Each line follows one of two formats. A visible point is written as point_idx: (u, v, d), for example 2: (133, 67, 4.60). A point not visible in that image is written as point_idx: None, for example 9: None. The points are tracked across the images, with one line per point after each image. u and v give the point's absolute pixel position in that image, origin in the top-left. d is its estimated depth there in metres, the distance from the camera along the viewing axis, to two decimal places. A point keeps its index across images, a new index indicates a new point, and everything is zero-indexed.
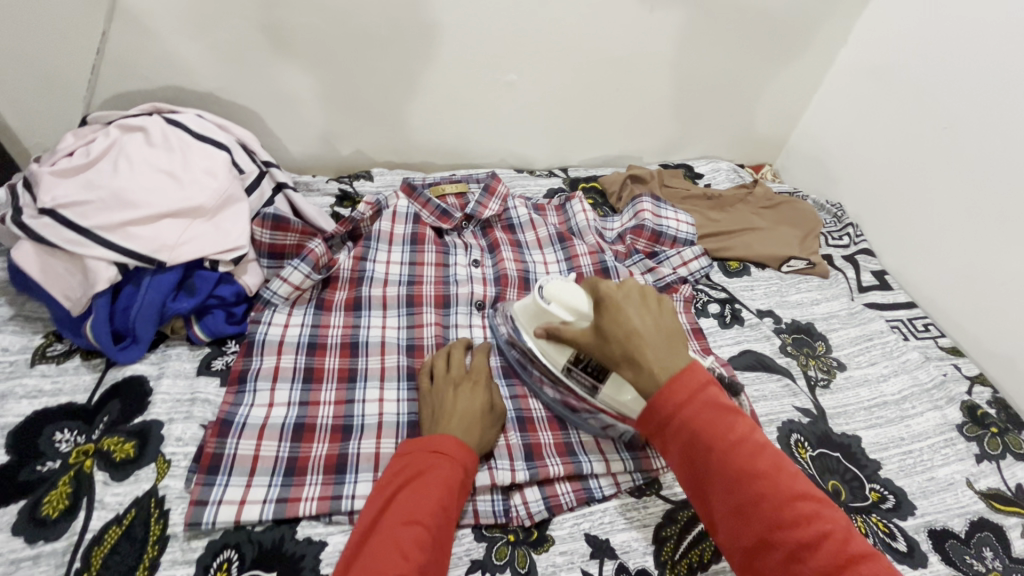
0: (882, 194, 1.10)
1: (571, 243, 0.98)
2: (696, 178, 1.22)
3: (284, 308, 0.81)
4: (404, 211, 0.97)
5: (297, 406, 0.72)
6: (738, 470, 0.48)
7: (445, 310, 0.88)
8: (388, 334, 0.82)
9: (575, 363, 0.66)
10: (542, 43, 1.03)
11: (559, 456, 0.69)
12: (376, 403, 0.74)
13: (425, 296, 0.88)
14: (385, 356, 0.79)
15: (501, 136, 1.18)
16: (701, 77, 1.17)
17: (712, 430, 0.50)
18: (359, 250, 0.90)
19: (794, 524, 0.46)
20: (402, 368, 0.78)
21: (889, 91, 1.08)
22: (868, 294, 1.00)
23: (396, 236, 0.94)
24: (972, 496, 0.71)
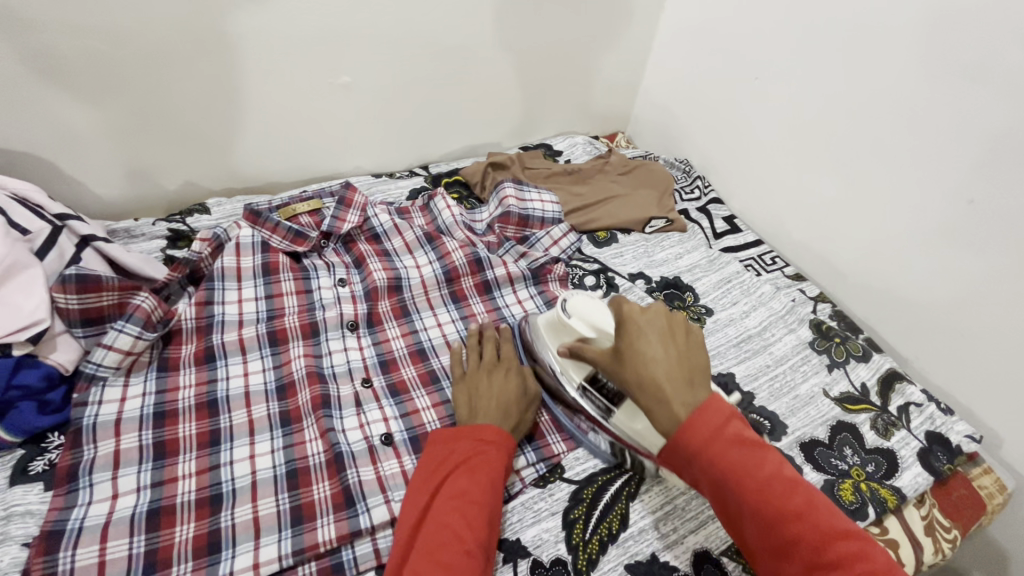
0: (720, 144, 1.20)
1: (440, 241, 0.94)
2: (556, 156, 1.24)
3: (118, 380, 0.70)
4: (250, 240, 0.87)
5: (149, 490, 0.62)
6: (764, 500, 0.51)
7: (315, 339, 0.80)
8: (251, 381, 0.74)
9: (592, 385, 0.67)
10: (370, 40, 0.98)
11: None
12: (247, 461, 0.66)
13: (289, 328, 0.80)
14: (251, 407, 0.71)
15: (350, 142, 1.11)
16: (541, 57, 1.18)
17: (740, 471, 0.51)
18: (202, 294, 0.80)
19: (837, 563, 0.48)
20: (274, 415, 0.71)
21: (707, 50, 1.17)
22: (722, 239, 1.08)
23: (245, 270, 0.85)
24: (830, 404, 0.80)
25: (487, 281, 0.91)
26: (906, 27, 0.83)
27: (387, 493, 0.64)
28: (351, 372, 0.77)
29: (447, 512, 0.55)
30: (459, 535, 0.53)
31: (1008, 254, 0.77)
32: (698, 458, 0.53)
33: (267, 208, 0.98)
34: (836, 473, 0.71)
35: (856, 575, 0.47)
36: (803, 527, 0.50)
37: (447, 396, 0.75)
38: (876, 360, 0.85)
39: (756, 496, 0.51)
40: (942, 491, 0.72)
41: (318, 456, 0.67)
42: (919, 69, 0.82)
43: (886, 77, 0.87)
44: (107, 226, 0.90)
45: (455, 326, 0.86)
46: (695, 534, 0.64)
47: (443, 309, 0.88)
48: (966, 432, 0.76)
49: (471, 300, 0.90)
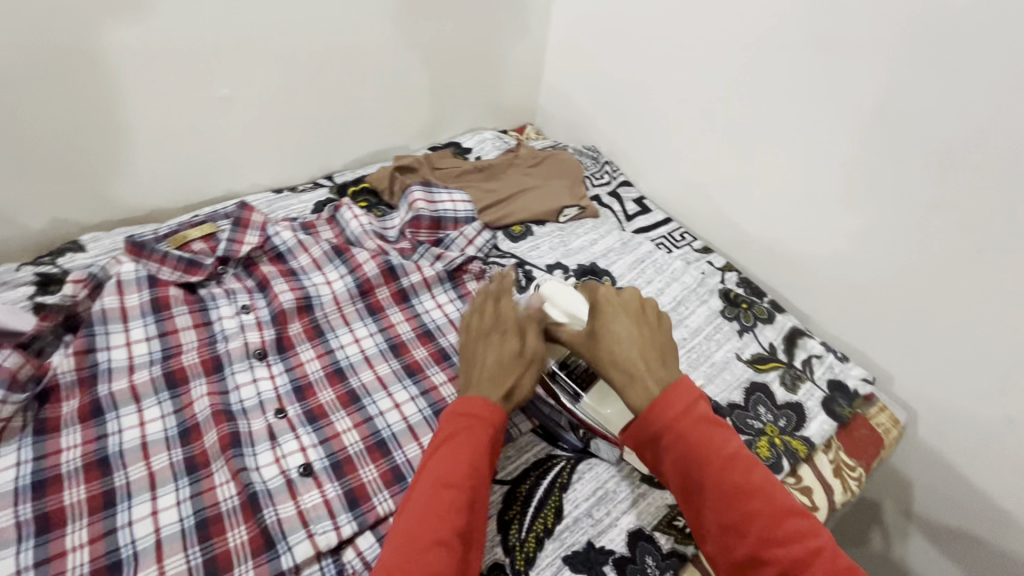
0: (624, 129, 1.22)
1: (349, 254, 0.90)
2: (466, 153, 1.22)
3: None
4: (133, 276, 0.80)
5: (33, 570, 0.55)
6: (726, 471, 0.52)
7: (219, 375, 0.75)
8: (149, 431, 0.67)
9: (563, 367, 0.71)
10: (247, 49, 0.91)
11: (387, 489, 0.65)
12: (149, 519, 0.60)
13: (188, 367, 0.74)
14: (151, 459, 0.65)
15: (242, 158, 1.04)
16: (439, 55, 1.15)
17: (704, 445, 0.53)
18: (81, 342, 0.72)
19: (787, 541, 0.48)
20: (176, 464, 0.65)
21: (600, 37, 1.19)
22: (634, 221, 1.11)
23: (131, 309, 0.77)
24: (743, 367, 0.84)
25: (404, 289, 0.88)
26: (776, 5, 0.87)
27: (310, 527, 0.61)
28: (263, 405, 0.72)
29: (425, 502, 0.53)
30: (440, 522, 0.51)
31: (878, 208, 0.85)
32: (667, 443, 0.55)
33: (154, 238, 0.90)
34: (753, 433, 0.75)
35: (804, 550, 0.48)
36: (776, 540, 0.48)
37: (369, 414, 0.72)
38: (780, 321, 0.90)
39: (728, 500, 0.51)
40: (847, 433, 0.78)
41: (231, 501, 0.62)
42: (791, 45, 0.87)
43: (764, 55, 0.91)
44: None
45: (373, 340, 0.82)
46: (628, 513, 0.65)
47: (359, 324, 0.84)
48: (861, 376, 0.83)
49: (388, 311, 0.86)
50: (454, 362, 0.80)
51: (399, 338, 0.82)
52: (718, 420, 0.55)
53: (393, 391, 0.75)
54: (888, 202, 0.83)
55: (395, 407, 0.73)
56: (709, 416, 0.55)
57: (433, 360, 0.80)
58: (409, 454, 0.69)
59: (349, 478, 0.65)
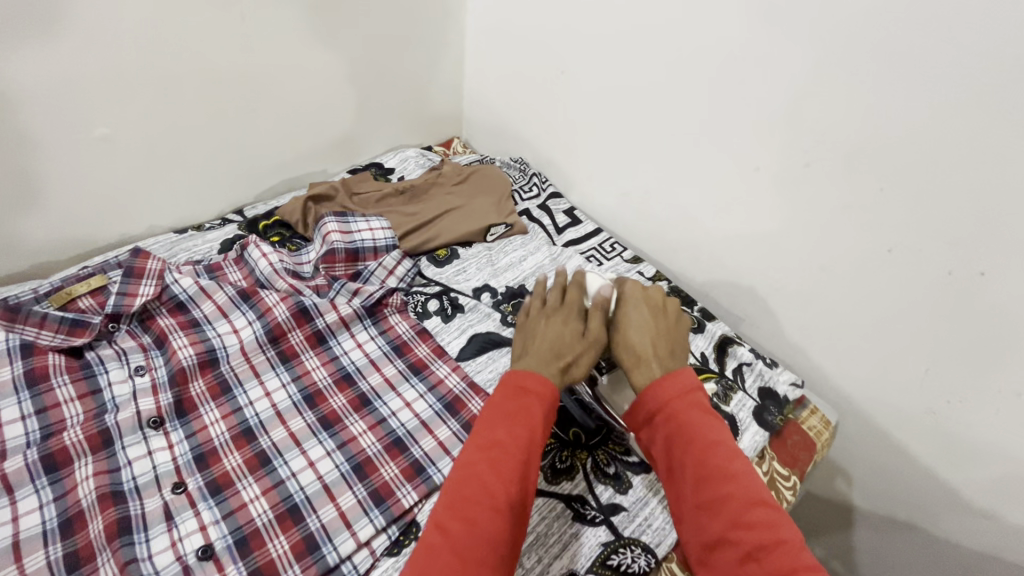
0: (546, 140, 1.19)
1: (257, 297, 0.83)
2: (387, 174, 1.17)
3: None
4: (3, 347, 0.71)
5: None
6: (710, 453, 0.50)
7: (108, 451, 0.67)
8: (22, 527, 0.59)
9: None
10: (116, 85, 0.83)
11: (298, 562, 0.60)
12: None
13: (69, 446, 0.66)
14: (22, 561, 0.57)
15: (133, 201, 0.95)
16: (348, 74, 1.09)
17: (695, 427, 0.53)
18: None
19: (755, 526, 0.46)
20: (54, 562, 0.58)
21: (512, 47, 1.15)
22: (564, 233, 1.09)
23: (0, 386, 0.69)
24: None
25: (319, 330, 0.83)
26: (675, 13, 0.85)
27: None
28: (159, 480, 0.66)
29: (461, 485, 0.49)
30: (487, 489, 0.48)
31: (787, 218, 0.81)
32: (659, 420, 0.54)
33: (33, 299, 0.81)
34: None
35: (769, 537, 0.45)
36: (745, 524, 0.46)
37: (280, 477, 0.67)
38: (710, 329, 0.89)
39: (704, 479, 0.49)
40: (780, 441, 0.78)
41: None
42: None
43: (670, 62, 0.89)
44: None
45: (286, 391, 0.76)
46: (560, 558, 0.62)
47: (270, 375, 0.78)
48: (789, 380, 0.83)
49: (303, 356, 0.81)
50: (375, 407, 0.76)
51: (314, 387, 0.77)
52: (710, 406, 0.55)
53: (307, 447, 0.70)
54: (797, 212, 0.80)
55: (309, 465, 0.68)
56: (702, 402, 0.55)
57: (351, 407, 0.75)
58: (325, 518, 0.64)
59: (255, 553, 0.60)
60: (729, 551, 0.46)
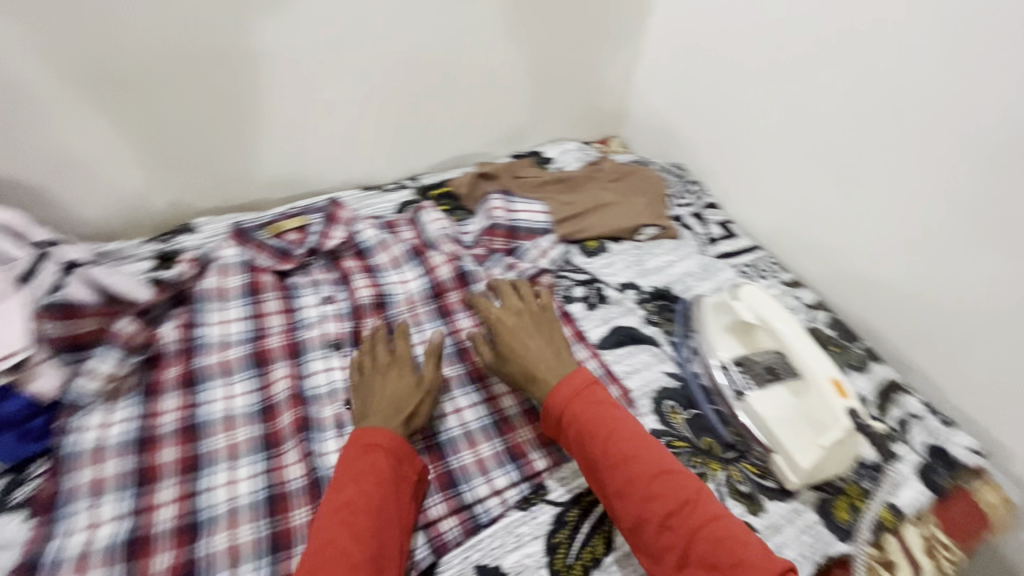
0: (717, 149, 1.17)
1: (426, 256, 0.93)
2: (547, 164, 1.21)
3: (95, 419, 0.69)
4: (234, 260, 0.86)
5: (128, 518, 0.63)
6: (612, 443, 0.59)
7: (299, 360, 0.80)
8: (235, 404, 0.74)
9: (735, 366, 0.75)
10: (352, 56, 0.96)
11: (441, 492, 0.66)
12: (226, 487, 0.67)
13: (274, 349, 0.80)
14: (234, 430, 0.71)
15: (337, 157, 1.09)
16: (534, 65, 1.16)
17: (593, 424, 0.61)
18: (187, 317, 0.80)
19: (662, 497, 0.56)
20: (254, 438, 0.71)
21: (701, 53, 1.15)
22: (718, 245, 1.06)
23: (230, 290, 0.85)
24: None
25: (473, 294, 0.89)
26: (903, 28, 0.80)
27: None
28: (332, 394, 0.76)
29: (347, 519, 0.54)
30: (355, 500, 0.56)
31: (1015, 260, 0.75)
32: (564, 424, 0.63)
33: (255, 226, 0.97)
34: (832, 491, 0.69)
35: (678, 502, 0.55)
36: (652, 495, 0.56)
37: None
38: (874, 371, 0.82)
39: (614, 464, 0.59)
40: (943, 507, 0.70)
41: (297, 481, 0.68)
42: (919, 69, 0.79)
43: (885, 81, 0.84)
44: (19, 273, 0.73)
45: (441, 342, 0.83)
46: None
47: (428, 324, 0.86)
48: (969, 445, 0.74)
49: (456, 315, 0.87)
50: None
51: (465, 344, 0.83)
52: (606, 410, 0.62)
53: (456, 395, 0.76)
54: None
55: (457, 410, 0.74)
56: (599, 405, 0.63)
57: None
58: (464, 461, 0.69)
59: None
60: (649, 526, 0.55)
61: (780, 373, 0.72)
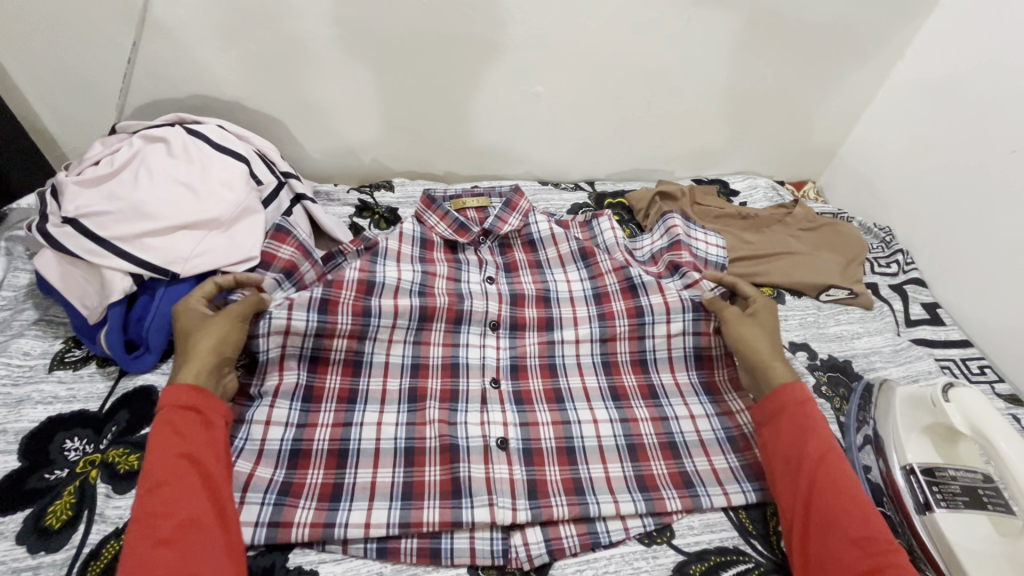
0: (942, 219, 1.02)
1: (594, 259, 0.90)
2: (731, 195, 1.15)
3: (282, 311, 0.70)
4: (411, 233, 0.89)
5: (294, 428, 0.69)
6: (830, 457, 0.61)
7: (456, 326, 0.80)
8: (393, 352, 0.76)
9: (923, 472, 0.64)
10: (572, 55, 1.00)
11: (566, 495, 0.66)
12: (373, 427, 0.70)
13: (438, 308, 0.79)
14: (387, 378, 0.75)
15: (527, 148, 1.14)
16: (746, 91, 1.11)
17: (812, 429, 0.63)
18: (365, 262, 0.80)
19: (859, 523, 0.56)
20: (403, 390, 0.74)
21: (948, 108, 1.01)
22: (916, 329, 0.92)
23: (404, 254, 0.85)
24: None
25: (640, 306, 0.82)
26: None
27: (492, 497, 0.65)
28: (483, 368, 0.78)
29: (162, 491, 0.54)
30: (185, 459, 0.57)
31: None
32: (780, 417, 0.65)
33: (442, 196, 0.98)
34: None
35: (877, 537, 0.55)
36: (854, 518, 0.56)
37: (568, 418, 0.74)
38: None
39: (829, 474, 0.60)
40: None
41: (433, 440, 0.69)
42: None
43: None
44: (264, 197, 0.84)
45: (589, 349, 0.82)
46: None
47: (585, 326, 0.82)
48: None
49: (617, 322, 0.82)
50: (661, 403, 0.77)
51: (613, 358, 0.81)
52: (813, 427, 0.63)
53: (595, 406, 0.76)
54: None
55: (594, 421, 0.74)
56: (812, 427, 0.63)
57: (640, 392, 0.78)
58: (593, 474, 0.69)
59: (535, 468, 0.69)
60: (838, 535, 0.56)
61: (984, 501, 0.62)
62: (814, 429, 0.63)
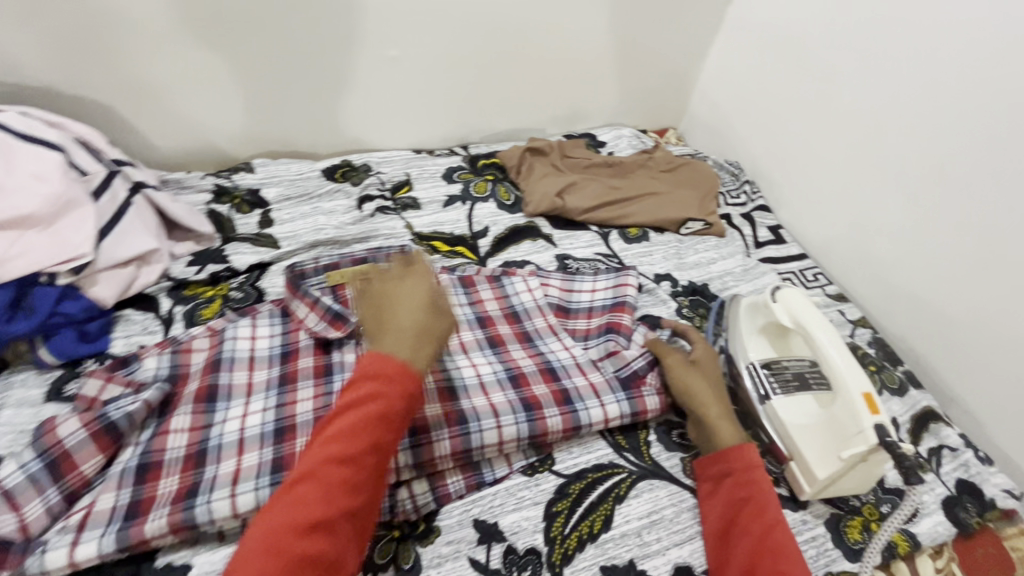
0: (776, 149, 1.14)
1: (474, 287, 0.86)
2: (599, 146, 1.20)
3: (66, 537, 0.56)
4: (268, 352, 0.75)
5: (144, 445, 0.63)
6: (771, 530, 0.56)
7: (327, 379, 0.73)
8: (248, 426, 0.67)
9: (763, 367, 0.72)
10: (422, 14, 0.98)
11: (448, 427, 0.65)
12: (238, 419, 0.67)
13: (302, 369, 0.74)
14: (253, 372, 0.73)
15: (395, 116, 1.12)
16: (599, 42, 1.16)
17: (758, 499, 0.59)
18: (198, 417, 0.66)
19: None
20: (273, 378, 0.73)
21: (772, 47, 1.12)
22: (764, 249, 1.03)
23: (260, 342, 0.76)
24: (933, 481, 0.69)
25: (566, 391, 0.71)
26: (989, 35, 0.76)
27: None
28: (358, 345, 0.78)
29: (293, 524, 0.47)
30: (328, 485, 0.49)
31: None
32: (726, 481, 0.62)
33: (313, 269, 0.84)
34: (846, 508, 0.66)
35: None
36: None
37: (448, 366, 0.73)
38: (913, 396, 0.78)
39: (765, 547, 0.55)
40: (966, 545, 0.65)
41: (307, 415, 0.68)
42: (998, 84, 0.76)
43: (952, 95, 0.82)
44: (93, 187, 0.76)
45: (460, 308, 0.82)
46: (680, 547, 0.61)
47: (478, 352, 0.76)
48: (1004, 487, 0.69)
49: (545, 411, 0.68)
50: (536, 344, 0.79)
51: (487, 313, 0.83)
52: (758, 496, 0.59)
53: (473, 355, 0.76)
54: None
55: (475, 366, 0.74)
56: (753, 498, 0.59)
57: (516, 337, 0.80)
58: (475, 403, 0.68)
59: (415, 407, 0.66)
60: None
61: (810, 383, 0.69)
62: (758, 498, 0.59)
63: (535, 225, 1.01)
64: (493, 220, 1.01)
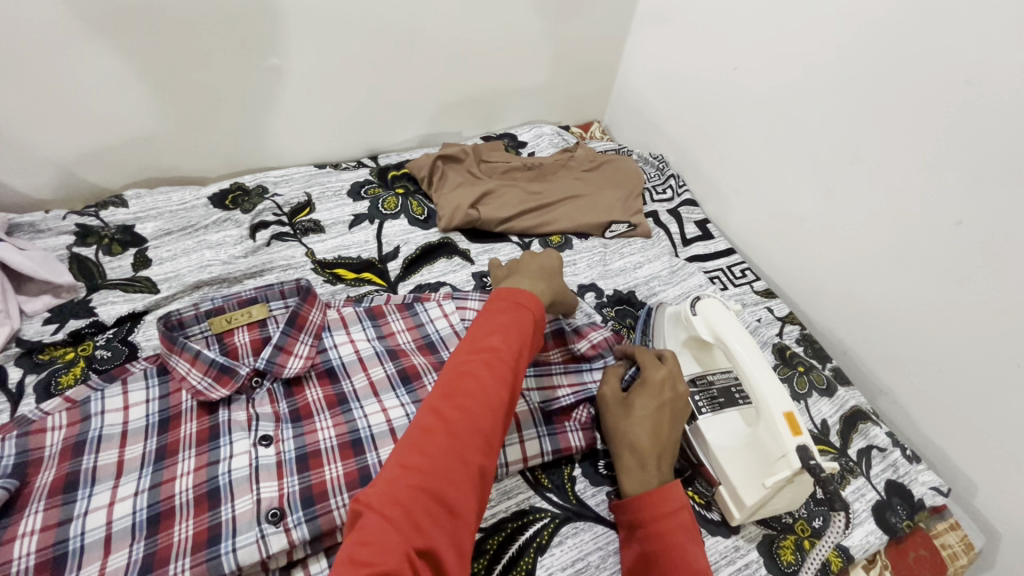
0: (698, 140, 1.11)
1: (383, 318, 0.78)
2: (519, 147, 1.14)
3: None
4: (144, 422, 0.64)
5: None
6: None
7: (212, 444, 0.63)
8: (116, 517, 0.56)
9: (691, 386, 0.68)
10: (301, 18, 0.89)
11: (349, 490, 0.60)
12: (105, 509, 0.56)
13: (182, 437, 0.63)
14: (126, 447, 0.62)
15: (290, 130, 1.02)
16: (506, 38, 1.09)
17: (671, 548, 0.52)
18: (54, 512, 0.55)
19: None
20: (148, 453, 0.62)
21: (682, 35, 1.08)
22: (691, 247, 1.00)
23: (132, 411, 0.64)
24: (863, 486, 0.68)
25: None
26: (884, 19, 0.74)
27: (261, 527, 0.56)
28: (250, 400, 0.68)
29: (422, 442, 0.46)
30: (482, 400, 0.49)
31: (984, 280, 0.70)
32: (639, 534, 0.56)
33: (193, 317, 0.71)
34: (779, 527, 0.63)
35: None
36: None
37: (352, 417, 0.66)
38: (840, 396, 0.77)
39: None
40: (898, 551, 0.64)
41: (187, 494, 0.58)
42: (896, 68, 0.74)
43: (854, 81, 0.80)
44: None
45: (368, 345, 0.75)
46: None
47: (389, 394, 0.69)
48: (931, 484, 0.68)
49: None
50: None
51: (397, 346, 0.76)
52: (672, 544, 0.53)
53: (384, 398, 0.69)
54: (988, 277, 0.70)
55: (383, 410, 0.67)
56: (666, 549, 0.53)
57: (431, 368, 0.73)
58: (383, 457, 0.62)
59: (311, 473, 0.61)
60: None
61: (736, 397, 0.67)
62: (672, 548, 0.52)
63: (450, 240, 0.93)
64: (405, 239, 0.93)
